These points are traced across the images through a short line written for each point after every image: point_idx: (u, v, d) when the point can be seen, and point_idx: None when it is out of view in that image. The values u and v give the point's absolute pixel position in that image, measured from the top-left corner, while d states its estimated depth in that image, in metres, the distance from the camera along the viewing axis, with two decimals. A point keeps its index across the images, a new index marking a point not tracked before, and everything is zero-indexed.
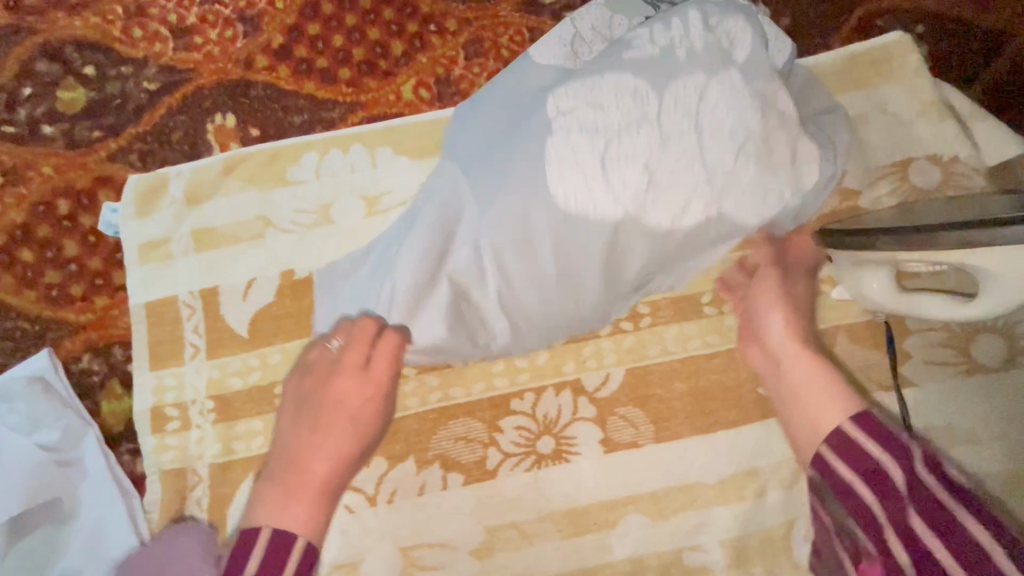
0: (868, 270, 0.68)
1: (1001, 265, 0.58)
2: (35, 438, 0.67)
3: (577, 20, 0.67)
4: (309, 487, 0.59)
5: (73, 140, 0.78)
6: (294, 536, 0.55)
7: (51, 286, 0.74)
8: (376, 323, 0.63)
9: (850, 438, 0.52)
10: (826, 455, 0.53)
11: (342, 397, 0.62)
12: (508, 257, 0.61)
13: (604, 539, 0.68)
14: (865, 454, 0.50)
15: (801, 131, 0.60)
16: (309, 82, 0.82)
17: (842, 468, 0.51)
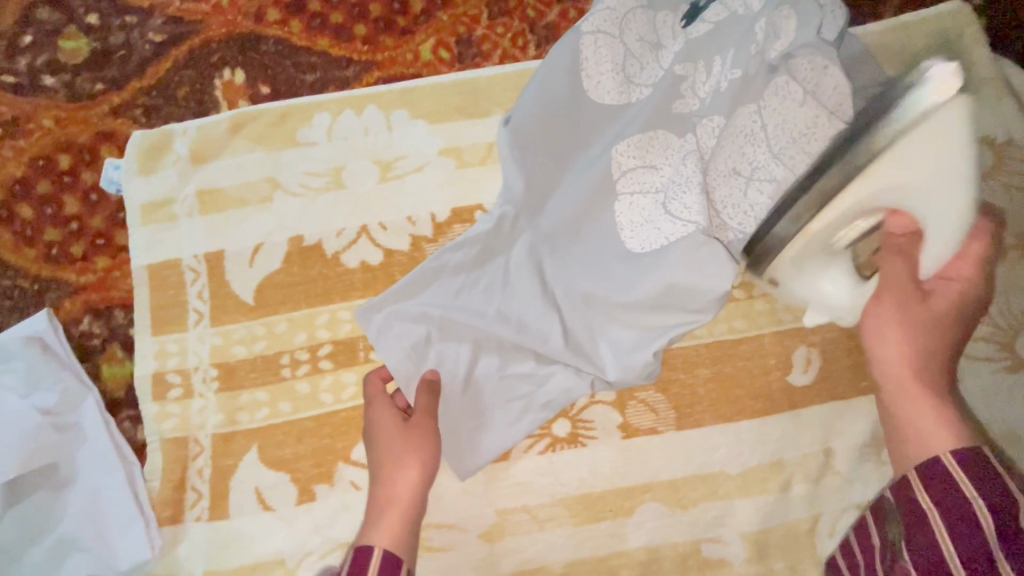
0: (817, 271, 0.62)
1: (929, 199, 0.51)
2: (32, 400, 0.64)
3: (622, 31, 0.64)
4: (391, 506, 0.56)
5: (75, 92, 0.75)
6: (371, 548, 0.51)
7: (51, 245, 0.71)
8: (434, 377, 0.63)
9: (945, 472, 0.46)
10: (910, 480, 0.48)
11: (376, 425, 0.61)
12: (588, 288, 0.66)
13: (619, 527, 0.65)
14: (955, 496, 0.45)
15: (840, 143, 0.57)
16: (322, 39, 0.77)
17: (922, 496, 0.47)
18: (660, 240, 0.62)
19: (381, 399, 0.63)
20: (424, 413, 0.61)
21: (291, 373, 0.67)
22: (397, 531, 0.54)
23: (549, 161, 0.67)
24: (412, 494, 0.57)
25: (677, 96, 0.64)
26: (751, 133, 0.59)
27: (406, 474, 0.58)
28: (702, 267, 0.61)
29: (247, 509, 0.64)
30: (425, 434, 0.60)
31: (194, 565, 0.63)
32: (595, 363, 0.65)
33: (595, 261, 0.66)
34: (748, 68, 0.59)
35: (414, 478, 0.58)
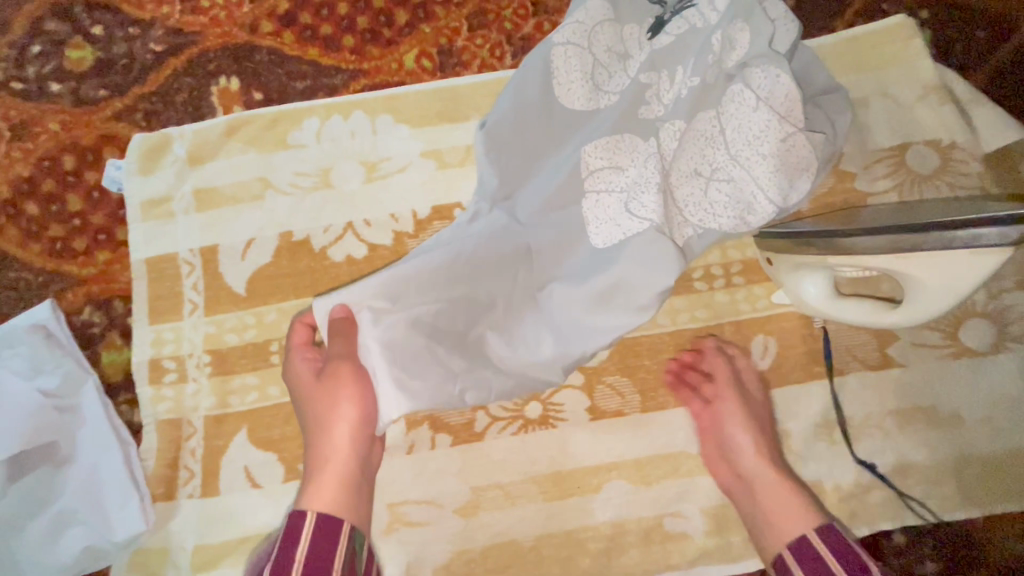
0: (801, 270, 0.68)
1: (929, 273, 0.58)
2: (36, 383, 0.68)
3: (592, 42, 0.67)
4: (323, 466, 0.64)
5: (80, 98, 0.80)
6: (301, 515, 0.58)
7: (55, 240, 0.76)
8: (344, 309, 0.65)
9: (812, 547, 0.56)
10: (784, 558, 0.58)
11: (297, 379, 0.67)
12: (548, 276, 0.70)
13: (587, 502, 0.69)
14: (821, 562, 0.54)
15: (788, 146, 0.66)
16: (313, 49, 0.83)
17: (794, 568, 0.56)
18: (623, 236, 0.66)
19: (300, 350, 0.68)
20: (342, 359, 0.65)
21: (280, 360, 0.71)
22: (335, 493, 0.61)
23: (518, 150, 0.71)
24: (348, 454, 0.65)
25: (643, 102, 0.68)
26: (711, 138, 0.66)
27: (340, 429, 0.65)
28: (645, 259, 0.64)
29: (236, 486, 0.68)
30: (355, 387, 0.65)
31: (186, 539, 0.67)
32: (535, 347, 0.69)
33: (551, 254, 0.70)
34: (707, 76, 0.65)
35: (348, 442, 0.65)
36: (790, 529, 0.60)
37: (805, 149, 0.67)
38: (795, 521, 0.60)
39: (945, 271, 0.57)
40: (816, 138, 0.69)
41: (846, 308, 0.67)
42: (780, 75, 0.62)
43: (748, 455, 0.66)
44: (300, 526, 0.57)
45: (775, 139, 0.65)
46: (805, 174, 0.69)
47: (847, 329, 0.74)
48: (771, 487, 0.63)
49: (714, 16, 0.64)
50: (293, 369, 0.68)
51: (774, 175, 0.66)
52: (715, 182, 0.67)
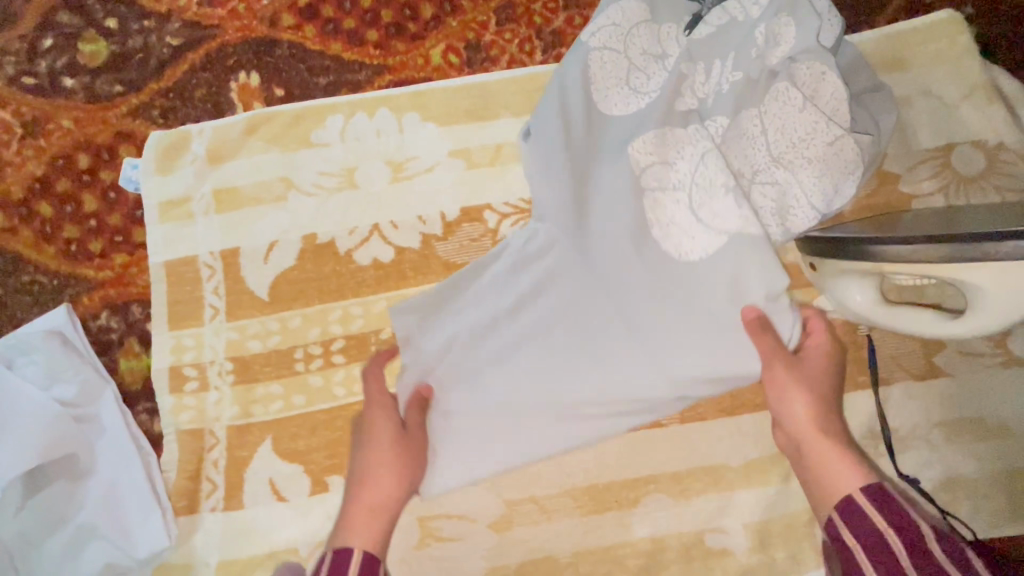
0: (846, 275, 0.66)
1: (992, 284, 0.56)
2: (53, 393, 0.65)
3: (627, 46, 0.68)
4: (367, 513, 0.56)
5: (94, 93, 0.77)
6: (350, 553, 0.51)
7: (69, 241, 0.73)
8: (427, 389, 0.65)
9: (889, 494, 0.50)
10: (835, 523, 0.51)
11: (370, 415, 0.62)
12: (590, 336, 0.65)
13: (625, 517, 0.67)
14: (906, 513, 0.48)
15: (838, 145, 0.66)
16: (335, 43, 0.79)
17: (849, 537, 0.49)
18: (698, 250, 0.63)
19: (375, 381, 0.63)
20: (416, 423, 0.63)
21: (305, 367, 0.69)
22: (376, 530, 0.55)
23: (557, 135, 0.66)
24: (392, 506, 0.58)
25: (682, 97, 0.68)
26: (751, 137, 0.67)
27: (383, 481, 0.59)
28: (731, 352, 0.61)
29: (261, 499, 0.65)
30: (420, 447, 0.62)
31: (209, 554, 0.64)
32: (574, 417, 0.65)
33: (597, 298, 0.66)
34: (749, 72, 0.66)
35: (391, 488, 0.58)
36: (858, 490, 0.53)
37: (855, 150, 0.66)
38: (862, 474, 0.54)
39: (1007, 283, 0.55)
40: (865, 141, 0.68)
41: (897, 315, 0.65)
42: (825, 72, 0.64)
43: (808, 423, 0.58)
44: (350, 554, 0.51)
45: (823, 139, 0.65)
46: (852, 176, 0.67)
47: (892, 338, 0.72)
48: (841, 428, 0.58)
49: (756, 10, 0.67)
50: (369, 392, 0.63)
51: (819, 178, 0.66)
52: (758, 183, 0.67)
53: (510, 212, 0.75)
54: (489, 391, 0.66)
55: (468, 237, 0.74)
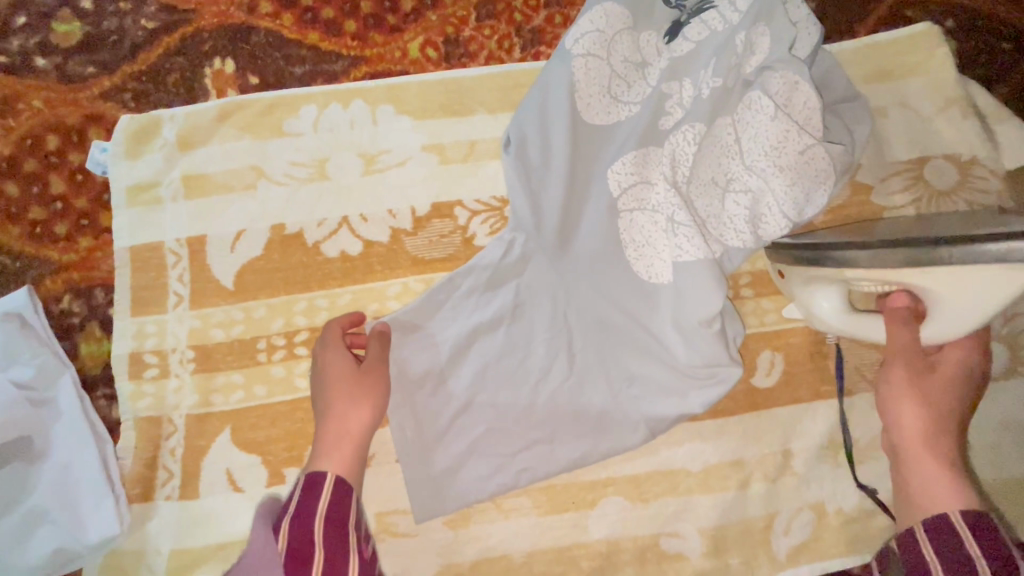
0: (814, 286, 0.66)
1: (944, 286, 0.56)
2: (10, 374, 0.64)
3: (610, 54, 0.73)
4: (343, 439, 0.60)
5: (66, 74, 0.76)
6: (324, 474, 0.56)
7: (35, 223, 0.72)
8: (345, 319, 0.67)
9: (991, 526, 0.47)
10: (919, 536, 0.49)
11: (327, 367, 0.63)
12: (579, 346, 0.70)
13: (581, 518, 0.67)
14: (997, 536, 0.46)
15: (812, 154, 0.68)
16: (313, 33, 0.79)
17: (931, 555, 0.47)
18: (668, 270, 0.68)
19: (331, 341, 0.65)
20: (376, 362, 0.64)
21: (267, 358, 0.69)
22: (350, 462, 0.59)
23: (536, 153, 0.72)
24: (365, 431, 0.61)
25: (664, 113, 0.73)
26: (727, 146, 0.71)
27: (359, 413, 0.61)
28: (705, 353, 0.65)
29: (217, 489, 0.65)
30: (379, 374, 0.64)
31: (162, 542, 0.64)
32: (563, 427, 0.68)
33: (589, 329, 0.70)
34: (727, 80, 0.70)
35: (360, 425, 0.61)
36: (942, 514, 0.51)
37: (827, 159, 0.69)
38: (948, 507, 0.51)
39: (966, 282, 0.55)
40: (838, 150, 0.70)
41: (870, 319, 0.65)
42: (796, 80, 0.67)
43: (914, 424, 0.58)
44: (320, 484, 0.55)
45: (794, 150, 0.68)
46: (825, 186, 0.70)
47: (857, 349, 0.72)
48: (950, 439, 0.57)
49: (735, 16, 0.70)
50: (323, 356, 0.64)
51: (792, 189, 0.68)
52: (731, 192, 0.70)
53: (482, 210, 0.75)
54: (481, 398, 0.68)
55: (438, 233, 0.73)
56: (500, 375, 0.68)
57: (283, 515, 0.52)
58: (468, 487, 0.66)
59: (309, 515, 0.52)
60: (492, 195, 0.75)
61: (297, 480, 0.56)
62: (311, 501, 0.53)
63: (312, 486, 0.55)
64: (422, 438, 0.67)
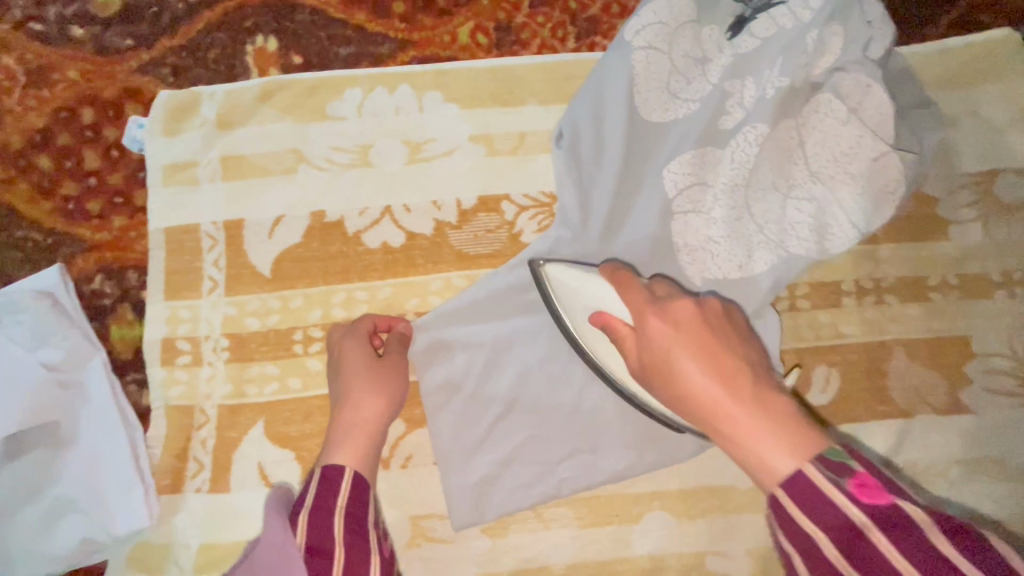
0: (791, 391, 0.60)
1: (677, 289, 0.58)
2: (38, 355, 0.62)
3: (671, 47, 0.68)
4: (356, 431, 0.58)
5: (103, 46, 0.73)
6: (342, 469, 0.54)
7: (67, 199, 0.70)
8: (375, 320, 0.66)
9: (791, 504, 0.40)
10: (782, 504, 0.40)
11: (349, 359, 0.62)
12: None
13: (624, 532, 0.64)
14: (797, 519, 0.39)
15: (879, 164, 0.66)
16: (359, 13, 0.76)
17: (807, 525, 0.39)
18: (719, 274, 0.69)
19: (360, 333, 0.64)
20: (396, 357, 0.63)
21: (303, 350, 0.66)
22: (363, 451, 0.57)
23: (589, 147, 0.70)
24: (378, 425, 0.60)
25: (724, 112, 0.68)
26: (790, 149, 0.68)
27: (374, 406, 0.60)
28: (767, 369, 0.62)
29: (248, 484, 0.63)
30: (397, 370, 0.62)
31: (190, 536, 0.61)
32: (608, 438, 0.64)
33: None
34: (796, 80, 0.65)
35: (375, 418, 0.60)
36: (778, 471, 0.42)
37: (898, 169, 0.67)
38: (777, 457, 0.42)
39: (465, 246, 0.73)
40: (909, 159, 0.67)
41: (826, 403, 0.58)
42: (870, 85, 0.65)
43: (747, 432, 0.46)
44: (338, 478, 0.53)
45: (866, 157, 0.66)
46: (893, 197, 0.68)
47: (916, 368, 0.70)
48: (785, 419, 0.44)
49: (808, 13, 0.64)
50: (345, 346, 0.63)
51: (859, 197, 0.67)
52: (792, 198, 0.68)
53: (530, 205, 0.71)
54: (525, 402, 0.65)
55: (484, 228, 0.70)
56: (543, 379, 0.65)
57: (300, 510, 0.49)
58: (507, 493, 0.64)
59: (327, 509, 0.50)
60: (541, 190, 0.72)
61: (314, 472, 0.54)
62: (328, 496, 0.51)
63: (331, 480, 0.53)
64: (461, 443, 0.64)
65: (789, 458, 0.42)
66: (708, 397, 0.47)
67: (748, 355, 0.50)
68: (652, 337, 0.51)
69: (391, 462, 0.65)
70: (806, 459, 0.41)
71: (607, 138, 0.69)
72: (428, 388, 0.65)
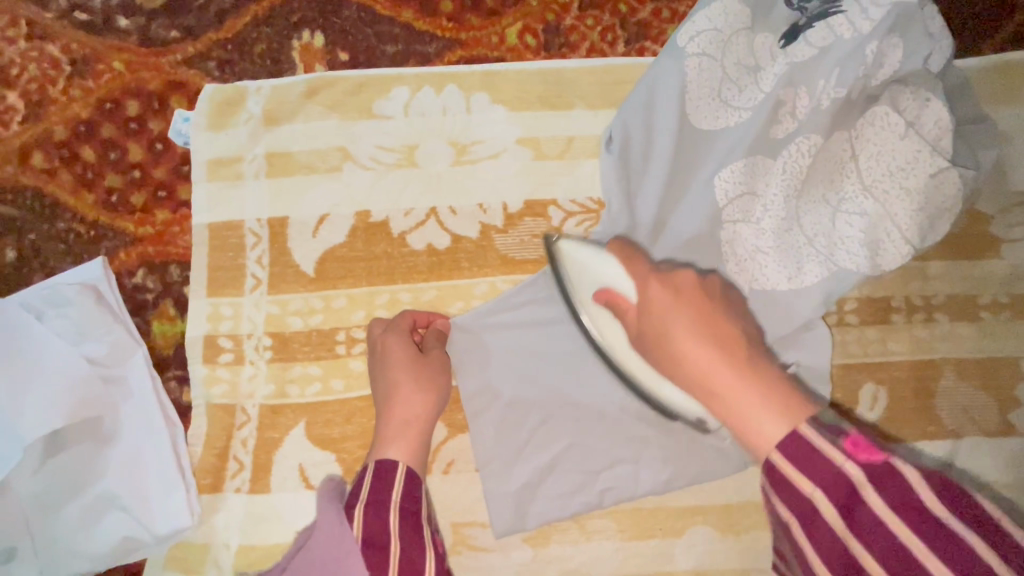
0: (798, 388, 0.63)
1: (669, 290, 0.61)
2: (82, 349, 0.62)
3: (724, 55, 0.66)
4: (409, 427, 0.58)
5: (148, 37, 0.72)
6: (395, 462, 0.53)
7: (111, 191, 0.69)
8: (408, 313, 0.64)
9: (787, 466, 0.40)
10: (777, 465, 0.41)
11: (392, 356, 0.61)
12: None
13: (668, 546, 0.63)
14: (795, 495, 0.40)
15: (936, 180, 0.65)
16: (407, 10, 0.75)
17: (805, 487, 0.39)
18: (770, 285, 0.67)
19: (399, 328, 0.63)
20: (437, 354, 0.63)
21: (346, 352, 0.65)
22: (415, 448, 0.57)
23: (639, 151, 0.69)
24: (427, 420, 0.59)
25: (777, 121, 0.66)
26: (841, 162, 0.66)
27: (421, 402, 0.59)
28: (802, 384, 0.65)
29: (288, 485, 0.62)
30: (440, 364, 0.62)
31: (230, 536, 0.61)
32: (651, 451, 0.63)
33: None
34: (852, 91, 0.64)
35: (423, 412, 0.59)
36: (768, 432, 0.43)
37: (955, 185, 0.65)
38: (770, 419, 0.43)
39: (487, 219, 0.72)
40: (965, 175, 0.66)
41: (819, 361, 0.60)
42: (930, 98, 0.64)
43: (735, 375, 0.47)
44: (392, 473, 0.52)
45: (923, 173, 0.64)
46: (947, 213, 0.67)
47: (964, 388, 0.69)
48: (778, 387, 0.46)
49: (868, 24, 0.62)
50: (387, 339, 0.62)
51: (914, 214, 0.65)
52: (846, 211, 0.66)
53: (577, 211, 0.71)
54: (569, 411, 0.64)
55: (530, 232, 0.69)
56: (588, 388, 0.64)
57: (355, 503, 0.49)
58: (548, 502, 0.63)
59: (381, 501, 0.49)
60: (588, 197, 0.71)
61: (366, 466, 0.54)
62: (383, 492, 0.51)
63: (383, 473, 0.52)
64: (504, 451, 0.63)
65: (781, 421, 0.43)
66: (705, 368, 0.49)
67: (739, 334, 0.53)
68: (650, 306, 0.55)
69: (433, 467, 0.64)
70: (797, 422, 0.42)
71: (657, 145, 0.68)
72: (468, 393, 0.64)
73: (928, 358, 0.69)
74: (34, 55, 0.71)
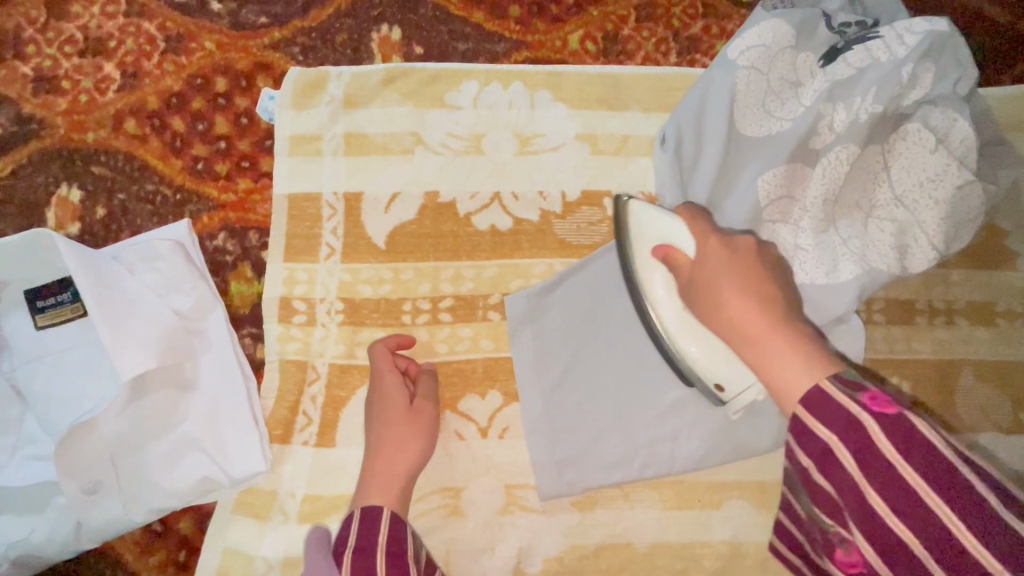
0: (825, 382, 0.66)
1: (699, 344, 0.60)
2: (168, 302, 0.66)
3: (770, 69, 0.72)
4: (392, 475, 0.61)
5: (239, 21, 0.77)
6: (380, 509, 0.56)
7: (197, 159, 0.74)
8: (384, 352, 0.66)
9: (817, 405, 0.44)
10: (800, 416, 0.45)
11: (382, 401, 0.64)
12: None
13: (707, 517, 0.67)
14: (824, 426, 0.44)
15: (958, 192, 0.71)
16: (478, 12, 0.81)
17: (822, 430, 0.44)
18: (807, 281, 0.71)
19: (388, 372, 0.65)
20: (426, 398, 0.65)
21: (411, 321, 0.70)
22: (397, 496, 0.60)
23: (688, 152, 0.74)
24: (412, 465, 0.63)
25: (816, 132, 0.71)
26: (873, 172, 0.72)
27: (408, 450, 0.63)
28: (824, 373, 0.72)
29: (352, 441, 0.66)
30: (430, 411, 0.65)
31: (296, 485, 0.65)
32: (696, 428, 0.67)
33: None
34: (887, 107, 0.69)
35: (406, 460, 0.62)
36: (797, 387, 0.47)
37: (976, 199, 0.71)
38: (802, 379, 0.47)
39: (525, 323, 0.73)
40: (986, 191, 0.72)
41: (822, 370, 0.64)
42: (957, 117, 0.69)
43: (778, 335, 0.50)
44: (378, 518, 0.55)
45: (949, 185, 0.70)
46: (966, 225, 0.73)
47: (981, 387, 0.74)
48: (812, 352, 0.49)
49: (902, 49, 0.69)
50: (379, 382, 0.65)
51: (940, 223, 0.71)
52: (877, 217, 0.72)
53: None
54: (619, 386, 0.68)
55: (586, 220, 0.75)
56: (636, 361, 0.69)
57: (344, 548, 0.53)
58: (595, 470, 0.66)
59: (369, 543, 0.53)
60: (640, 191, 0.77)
61: (354, 513, 0.56)
62: (370, 535, 0.54)
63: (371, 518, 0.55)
64: (557, 419, 0.67)
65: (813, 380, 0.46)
66: (751, 325, 0.52)
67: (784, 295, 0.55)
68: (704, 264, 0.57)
69: (489, 432, 0.68)
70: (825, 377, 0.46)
71: (707, 146, 0.74)
72: (525, 364, 0.69)
73: (947, 357, 0.75)
74: (131, 31, 0.76)
